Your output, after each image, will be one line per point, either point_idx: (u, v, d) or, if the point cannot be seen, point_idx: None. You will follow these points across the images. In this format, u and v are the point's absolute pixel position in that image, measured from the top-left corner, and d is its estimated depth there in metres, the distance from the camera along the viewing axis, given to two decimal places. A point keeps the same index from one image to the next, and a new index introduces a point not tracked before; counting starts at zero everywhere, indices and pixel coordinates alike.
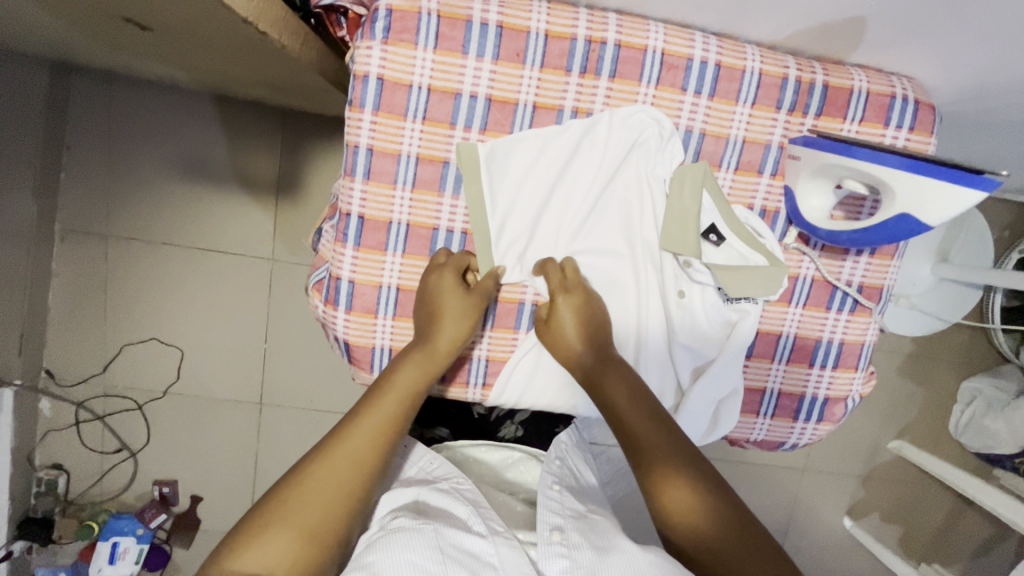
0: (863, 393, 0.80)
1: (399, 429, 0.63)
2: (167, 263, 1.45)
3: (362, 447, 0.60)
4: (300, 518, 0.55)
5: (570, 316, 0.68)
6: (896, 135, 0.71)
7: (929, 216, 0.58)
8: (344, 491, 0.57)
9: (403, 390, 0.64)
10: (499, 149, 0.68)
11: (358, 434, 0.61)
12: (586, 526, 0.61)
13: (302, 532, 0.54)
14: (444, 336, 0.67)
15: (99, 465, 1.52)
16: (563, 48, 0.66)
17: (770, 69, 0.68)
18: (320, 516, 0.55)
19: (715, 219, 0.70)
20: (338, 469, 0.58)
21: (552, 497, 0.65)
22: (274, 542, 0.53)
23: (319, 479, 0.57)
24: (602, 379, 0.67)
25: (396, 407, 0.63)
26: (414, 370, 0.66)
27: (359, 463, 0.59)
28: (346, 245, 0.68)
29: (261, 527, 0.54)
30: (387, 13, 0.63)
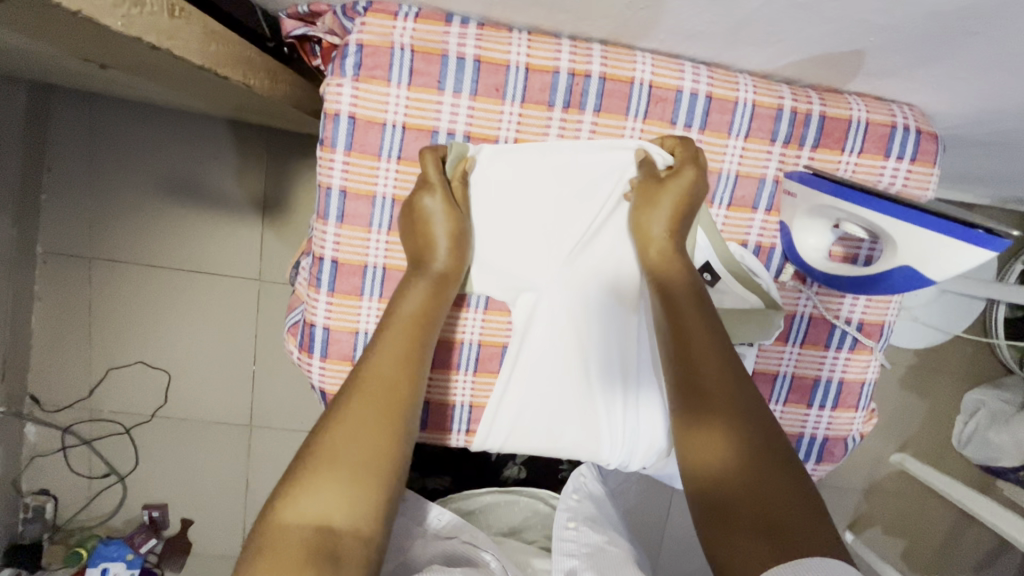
0: (864, 432, 0.77)
1: (420, 346, 0.57)
2: (153, 284, 1.42)
3: (388, 374, 0.54)
4: (351, 458, 0.48)
5: (672, 200, 0.61)
6: (897, 168, 0.68)
7: (931, 272, 0.54)
8: (387, 424, 0.51)
9: (410, 312, 0.58)
10: (487, 168, 0.64)
11: (384, 363, 0.55)
12: (600, 562, 0.58)
13: (354, 471, 0.48)
14: (443, 249, 0.61)
15: (87, 490, 1.50)
16: (544, 82, 0.62)
17: (763, 100, 0.65)
18: (367, 454, 0.49)
19: (710, 257, 0.67)
20: (375, 402, 0.52)
21: (567, 538, 0.64)
22: (328, 487, 0.47)
23: (358, 416, 0.51)
24: (668, 281, 0.60)
25: (409, 332, 0.57)
26: (424, 292, 0.60)
27: (397, 393, 0.53)
28: (320, 291, 0.65)
29: (309, 473, 0.47)
30: (358, 48, 0.60)
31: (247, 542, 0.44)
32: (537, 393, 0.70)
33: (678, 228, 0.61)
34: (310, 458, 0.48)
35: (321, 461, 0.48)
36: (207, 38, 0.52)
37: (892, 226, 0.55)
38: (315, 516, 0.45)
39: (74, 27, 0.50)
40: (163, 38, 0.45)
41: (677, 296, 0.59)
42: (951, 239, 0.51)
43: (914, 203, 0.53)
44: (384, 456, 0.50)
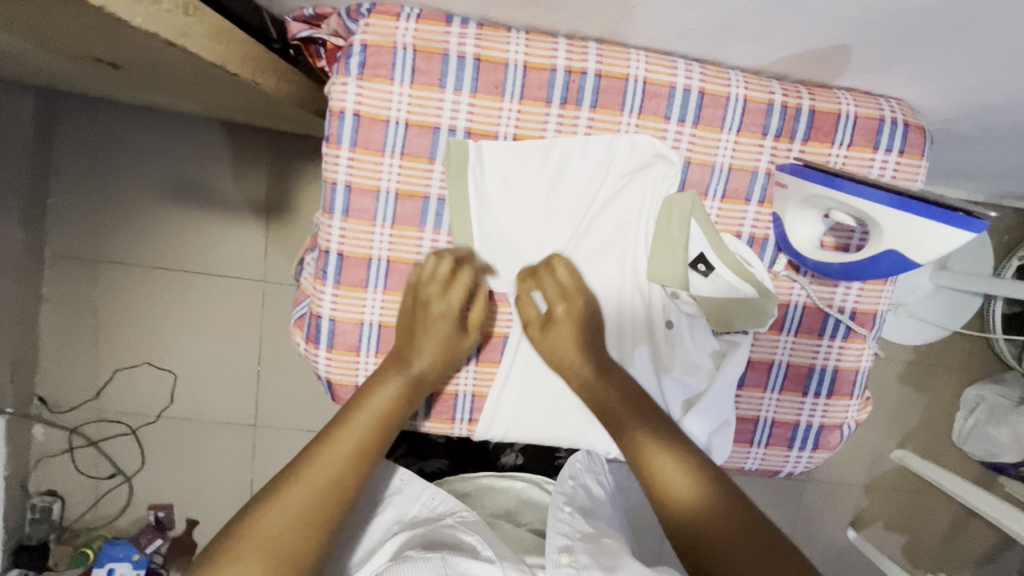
0: (859, 420, 0.78)
1: (375, 445, 0.61)
2: (158, 287, 1.45)
3: (335, 466, 0.59)
4: (276, 543, 0.53)
5: (572, 328, 0.68)
6: (886, 159, 0.70)
7: (917, 255, 0.56)
8: (313, 515, 0.56)
9: (377, 411, 0.63)
10: (490, 160, 0.66)
11: (334, 455, 0.59)
12: (595, 549, 0.60)
13: (274, 558, 0.52)
14: (423, 357, 0.66)
15: (94, 491, 1.51)
16: (542, 80, 0.64)
17: (755, 95, 0.67)
18: (290, 544, 0.54)
19: (704, 248, 0.68)
20: (312, 491, 0.57)
21: (562, 520, 0.64)
22: (246, 570, 0.51)
23: (291, 503, 0.55)
24: (601, 386, 0.67)
25: (370, 430, 0.62)
26: (391, 392, 0.64)
27: (332, 489, 0.58)
28: (325, 283, 0.67)
29: (234, 552, 0.52)
30: (362, 48, 0.62)
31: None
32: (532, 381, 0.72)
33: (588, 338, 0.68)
34: (243, 533, 0.54)
35: (247, 542, 0.53)
36: (219, 38, 0.54)
37: (878, 213, 0.56)
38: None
39: (91, 29, 0.52)
40: (177, 35, 0.47)
41: (615, 411, 0.66)
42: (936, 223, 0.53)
43: (898, 189, 0.55)
44: (308, 549, 0.54)
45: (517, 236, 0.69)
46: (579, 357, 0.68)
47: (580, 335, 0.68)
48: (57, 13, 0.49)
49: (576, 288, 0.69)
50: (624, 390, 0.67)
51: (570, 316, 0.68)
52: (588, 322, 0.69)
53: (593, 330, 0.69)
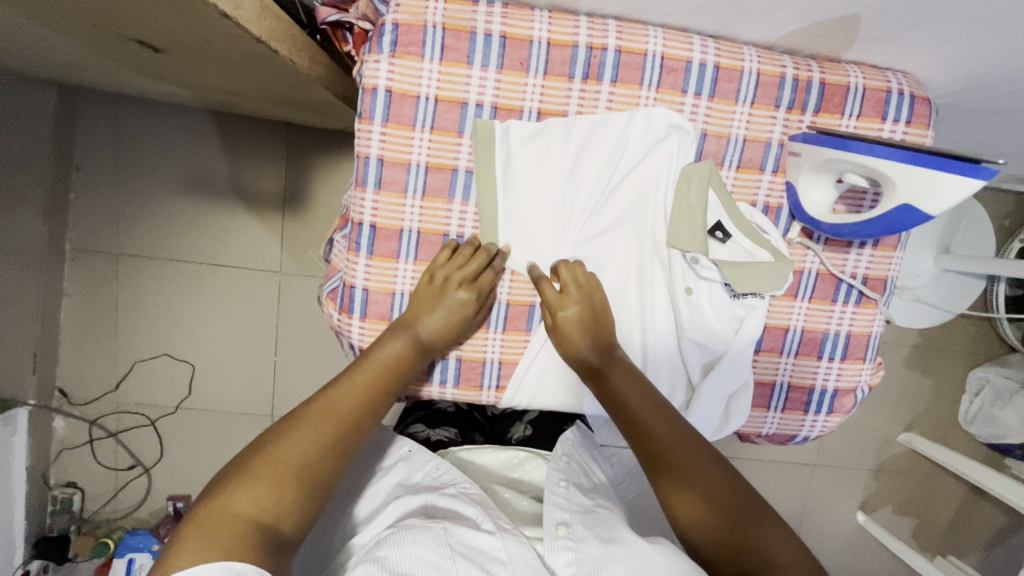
0: (872, 384, 0.81)
1: (378, 399, 0.65)
2: (177, 279, 1.47)
3: (343, 409, 0.62)
4: (297, 466, 0.56)
5: (576, 322, 0.69)
6: (894, 129, 0.73)
7: (928, 208, 0.59)
8: (317, 452, 0.57)
9: (385, 360, 0.66)
10: (515, 132, 0.69)
11: (345, 396, 0.63)
12: (592, 521, 0.62)
13: (296, 477, 0.55)
14: (432, 322, 0.69)
15: (113, 482, 1.53)
16: (565, 56, 0.67)
17: (768, 68, 0.70)
18: (303, 467, 0.56)
19: (721, 216, 0.71)
20: (319, 428, 0.59)
21: (558, 494, 0.66)
22: (271, 484, 0.53)
23: (310, 435, 0.58)
24: (610, 376, 0.69)
25: (376, 379, 0.65)
26: (398, 347, 0.67)
27: (338, 428, 0.60)
28: (359, 254, 0.70)
29: (254, 473, 0.54)
30: (394, 27, 0.65)
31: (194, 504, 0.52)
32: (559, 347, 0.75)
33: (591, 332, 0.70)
34: (260, 457, 0.55)
35: (270, 463, 0.55)
36: (264, 15, 0.57)
37: (890, 170, 0.59)
38: (251, 509, 0.51)
39: (144, 7, 0.55)
40: (230, 7, 0.51)
41: (621, 390, 0.67)
42: (946, 172, 0.56)
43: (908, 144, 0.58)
44: (322, 475, 0.57)
45: (540, 212, 0.72)
46: (580, 339, 0.69)
47: (581, 328, 0.70)
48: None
49: (585, 289, 0.71)
50: (631, 378, 0.69)
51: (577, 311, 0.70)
52: (589, 317, 0.70)
53: (594, 325, 0.70)
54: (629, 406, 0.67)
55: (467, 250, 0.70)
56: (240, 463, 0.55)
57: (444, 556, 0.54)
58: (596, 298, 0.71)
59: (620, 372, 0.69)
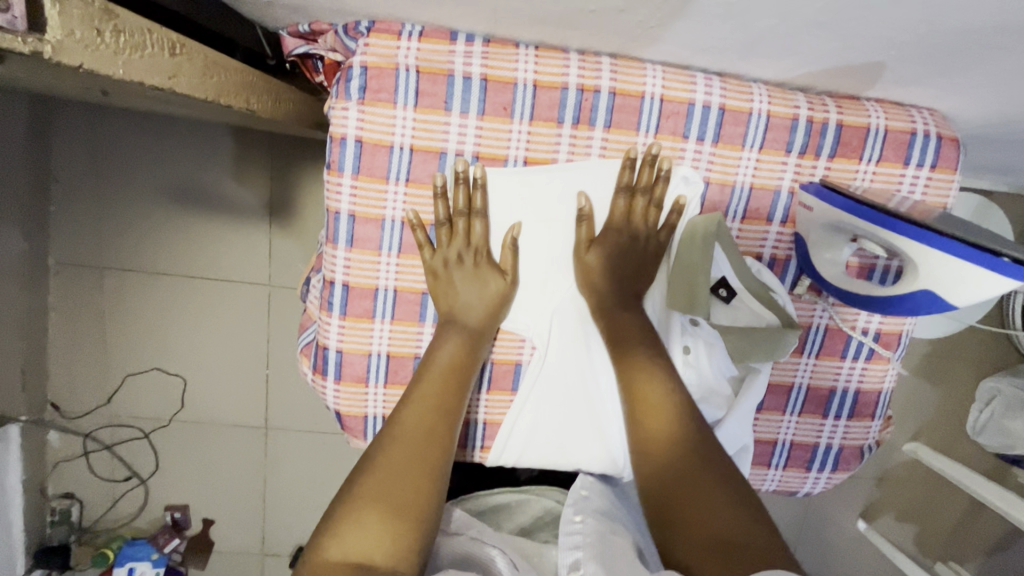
0: (880, 440, 0.77)
1: (454, 397, 0.59)
2: (164, 292, 1.43)
3: (419, 418, 0.56)
4: (387, 495, 0.50)
5: (611, 258, 0.64)
6: (916, 174, 0.66)
7: (954, 298, 0.53)
8: (410, 470, 0.52)
9: (446, 361, 0.61)
10: (499, 183, 0.63)
11: (418, 409, 0.57)
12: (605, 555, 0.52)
13: (395, 508, 0.49)
14: (474, 309, 0.64)
15: (110, 493, 1.53)
16: (553, 99, 0.61)
17: (778, 110, 0.63)
18: (402, 493, 0.50)
19: (727, 273, 0.66)
20: (403, 447, 0.54)
21: (573, 532, 0.56)
22: (366, 522, 0.48)
23: (393, 457, 0.53)
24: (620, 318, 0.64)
25: (444, 383, 0.60)
26: (456, 345, 0.62)
27: (422, 440, 0.55)
28: (332, 314, 0.65)
29: (349, 517, 0.48)
30: (363, 70, 0.59)
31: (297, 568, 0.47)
32: (547, 409, 0.70)
33: (618, 274, 0.65)
34: (353, 495, 0.50)
35: (359, 500, 0.49)
36: (210, 72, 0.52)
37: (911, 251, 0.53)
38: (353, 555, 0.46)
39: (77, 77, 0.49)
40: (166, 78, 0.45)
41: (624, 333, 0.64)
42: (962, 259, 0.49)
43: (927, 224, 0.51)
44: (424, 493, 0.51)
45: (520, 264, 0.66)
46: (600, 277, 0.65)
47: (608, 266, 0.65)
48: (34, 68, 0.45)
49: (648, 231, 0.66)
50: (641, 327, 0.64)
51: (620, 242, 0.65)
52: (626, 251, 0.65)
53: (631, 262, 0.65)
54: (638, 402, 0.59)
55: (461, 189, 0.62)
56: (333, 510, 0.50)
57: None
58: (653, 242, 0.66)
59: (635, 373, 0.61)
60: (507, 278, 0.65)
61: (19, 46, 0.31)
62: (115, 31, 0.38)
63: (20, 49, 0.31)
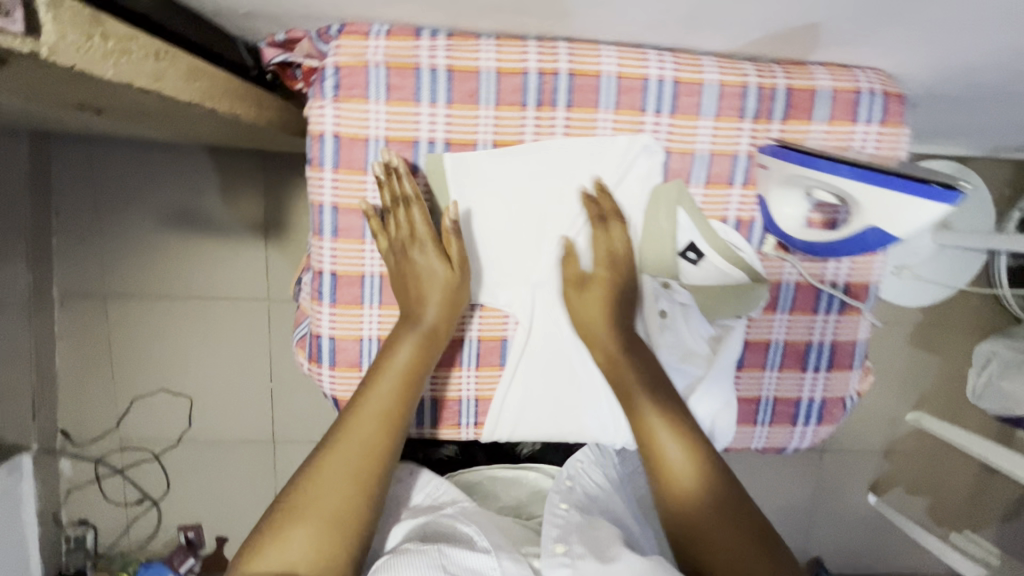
0: (860, 391, 0.79)
1: (405, 404, 0.63)
2: (166, 315, 1.47)
3: (367, 428, 0.60)
4: (321, 510, 0.55)
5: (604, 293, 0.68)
6: (867, 131, 0.70)
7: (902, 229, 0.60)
8: (349, 482, 0.57)
9: (402, 364, 0.64)
10: (470, 165, 0.66)
11: (368, 416, 0.61)
12: (590, 538, 0.57)
13: (328, 519, 0.55)
14: (428, 306, 0.65)
15: (124, 517, 1.55)
16: (515, 84, 0.65)
17: (729, 79, 0.67)
18: (337, 505, 0.56)
19: (693, 236, 0.69)
20: (346, 459, 0.58)
21: (558, 513, 0.61)
22: (297, 533, 0.54)
23: (331, 473, 0.58)
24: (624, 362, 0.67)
25: (398, 390, 0.63)
26: (412, 348, 0.64)
27: (368, 452, 0.59)
28: (322, 303, 0.69)
29: (283, 527, 0.54)
30: (335, 70, 0.63)
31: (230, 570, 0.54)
32: (536, 380, 0.73)
33: (613, 310, 0.68)
34: (289, 503, 0.56)
35: (295, 512, 0.55)
36: (193, 76, 0.56)
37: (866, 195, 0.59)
38: (280, 564, 0.53)
39: (70, 90, 0.53)
40: (150, 82, 0.49)
41: (628, 377, 0.66)
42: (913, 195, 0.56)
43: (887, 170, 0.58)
44: (358, 505, 0.57)
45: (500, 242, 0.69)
46: (602, 323, 0.68)
47: (605, 309, 0.68)
48: (29, 82, 0.49)
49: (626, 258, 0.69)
50: (639, 369, 0.67)
51: (605, 280, 0.68)
52: (617, 287, 0.68)
53: (623, 299, 0.69)
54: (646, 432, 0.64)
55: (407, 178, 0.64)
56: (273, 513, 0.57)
57: None
58: (600, 289, 0.68)
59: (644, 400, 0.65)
60: (455, 268, 0.65)
61: (17, 46, 0.34)
62: (102, 36, 0.42)
63: (18, 49, 0.35)
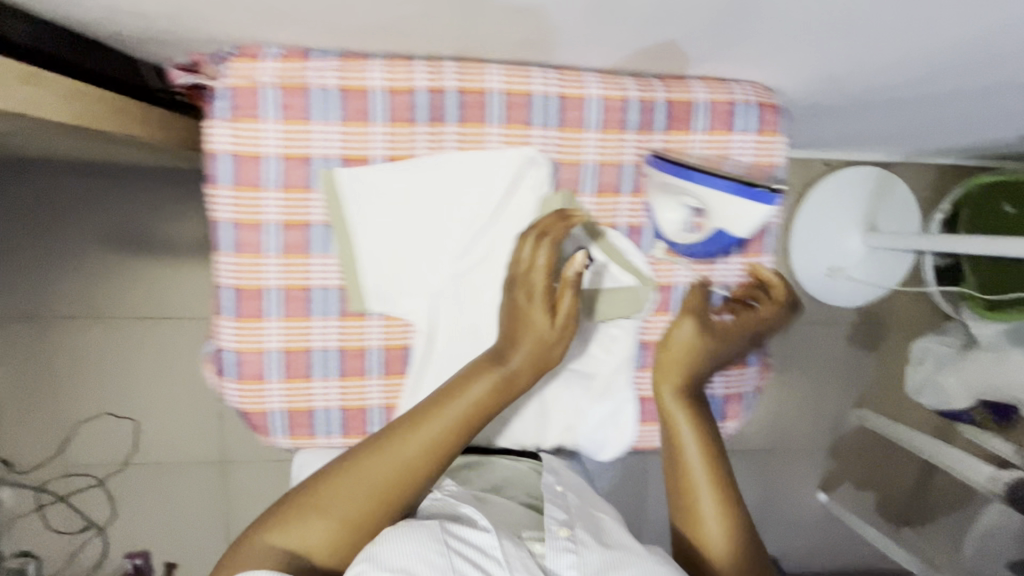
0: (761, 386, 0.83)
1: (457, 438, 0.66)
2: (111, 338, 1.46)
3: (417, 452, 0.64)
4: (346, 511, 0.61)
5: (688, 347, 0.74)
6: (744, 140, 0.74)
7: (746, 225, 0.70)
8: (380, 493, 0.62)
9: (472, 402, 0.66)
10: (363, 180, 0.69)
11: (419, 441, 0.64)
12: (591, 526, 0.62)
13: (347, 518, 0.61)
14: (518, 351, 0.69)
15: (68, 545, 1.51)
16: (405, 102, 0.68)
17: (611, 93, 0.71)
18: (361, 509, 0.61)
19: (585, 244, 0.74)
20: (385, 472, 0.63)
21: (557, 500, 0.66)
22: (317, 523, 0.60)
23: (366, 478, 0.62)
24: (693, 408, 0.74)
25: (457, 422, 0.66)
26: (486, 386, 0.67)
27: (406, 473, 0.63)
28: (223, 317, 0.70)
29: (309, 514, 0.60)
30: (228, 91, 0.66)
31: (254, 525, 0.61)
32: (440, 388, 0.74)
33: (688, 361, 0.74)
34: (319, 493, 0.62)
35: (321, 505, 0.61)
36: (75, 99, 0.59)
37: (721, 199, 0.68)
38: (297, 542, 0.59)
39: None
40: (19, 103, 0.51)
41: (698, 424, 0.73)
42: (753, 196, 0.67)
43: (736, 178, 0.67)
44: (379, 516, 0.62)
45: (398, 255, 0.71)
46: (682, 370, 0.74)
47: (684, 358, 0.74)
48: None
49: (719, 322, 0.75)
50: (700, 420, 0.74)
51: (692, 336, 0.74)
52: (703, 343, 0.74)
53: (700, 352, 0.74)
54: (693, 472, 0.72)
55: (560, 230, 0.68)
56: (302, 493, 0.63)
57: (439, 553, 0.51)
58: (689, 336, 0.74)
59: (704, 449, 0.72)
60: (558, 322, 0.70)
61: None
62: None
63: None
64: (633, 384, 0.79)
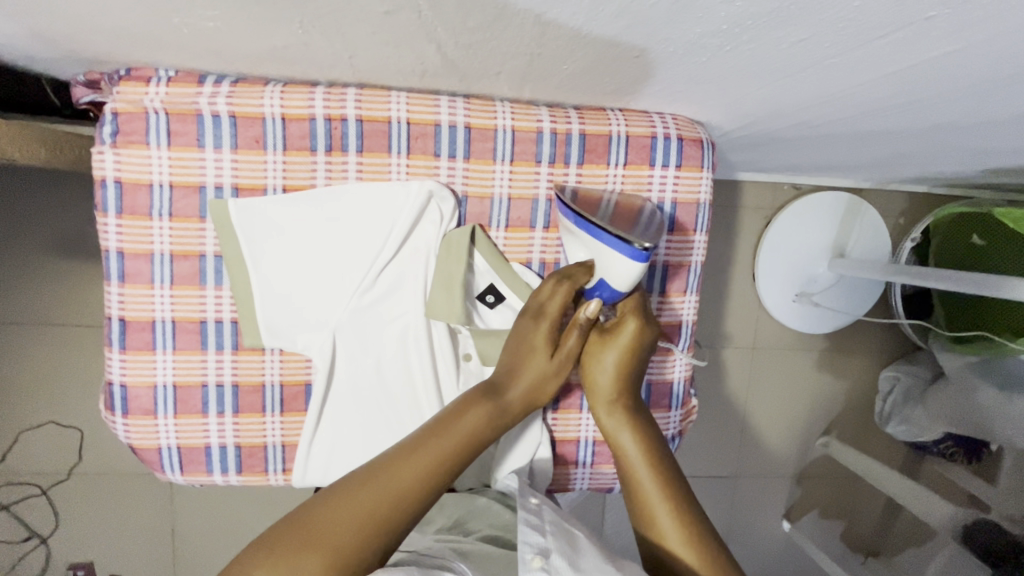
0: (684, 429, 0.83)
1: (452, 470, 0.59)
2: (50, 346, 1.29)
3: (410, 480, 0.56)
4: (332, 543, 0.51)
5: (619, 366, 0.66)
6: (664, 175, 0.71)
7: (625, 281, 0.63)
8: (370, 524, 0.53)
9: (464, 433, 0.61)
10: (257, 211, 0.66)
11: (412, 470, 0.57)
12: (567, 547, 0.54)
13: (332, 553, 0.50)
14: (517, 385, 0.65)
15: (8, 556, 1.36)
16: (303, 129, 0.65)
17: (522, 124, 0.68)
18: (348, 542, 0.51)
19: (493, 279, 0.71)
20: (375, 498, 0.54)
21: (530, 516, 0.59)
22: (299, 559, 0.49)
23: (355, 505, 0.53)
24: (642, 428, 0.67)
25: (453, 451, 0.59)
26: (479, 415, 0.62)
27: (398, 505, 0.55)
28: (112, 349, 0.68)
29: (287, 548, 0.50)
30: (113, 116, 0.63)
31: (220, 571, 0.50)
32: (344, 430, 0.72)
33: (624, 379, 0.67)
34: (301, 525, 0.52)
35: (304, 535, 0.51)
36: None
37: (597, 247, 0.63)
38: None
39: None
40: None
41: (651, 446, 0.66)
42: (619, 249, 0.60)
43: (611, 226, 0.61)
44: (367, 553, 0.52)
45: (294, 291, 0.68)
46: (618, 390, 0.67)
47: (615, 380, 0.67)
48: None
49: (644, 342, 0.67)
50: (650, 442, 0.66)
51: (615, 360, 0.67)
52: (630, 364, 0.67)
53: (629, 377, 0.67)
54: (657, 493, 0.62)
55: (585, 276, 0.66)
56: (281, 528, 0.53)
57: None
58: (610, 360, 0.67)
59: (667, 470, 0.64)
60: (554, 362, 0.66)
61: None
62: None
63: None
64: (547, 428, 0.78)
